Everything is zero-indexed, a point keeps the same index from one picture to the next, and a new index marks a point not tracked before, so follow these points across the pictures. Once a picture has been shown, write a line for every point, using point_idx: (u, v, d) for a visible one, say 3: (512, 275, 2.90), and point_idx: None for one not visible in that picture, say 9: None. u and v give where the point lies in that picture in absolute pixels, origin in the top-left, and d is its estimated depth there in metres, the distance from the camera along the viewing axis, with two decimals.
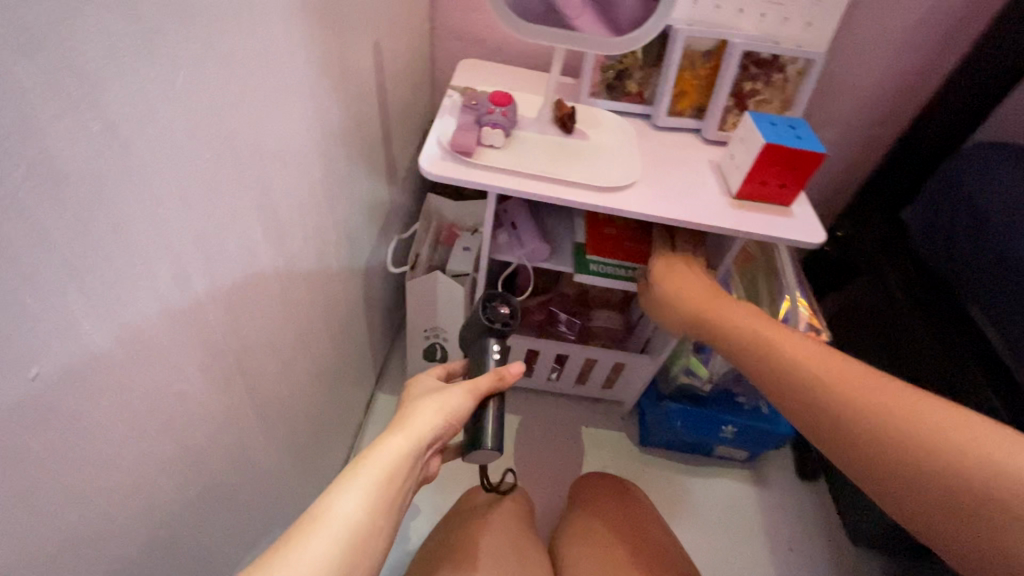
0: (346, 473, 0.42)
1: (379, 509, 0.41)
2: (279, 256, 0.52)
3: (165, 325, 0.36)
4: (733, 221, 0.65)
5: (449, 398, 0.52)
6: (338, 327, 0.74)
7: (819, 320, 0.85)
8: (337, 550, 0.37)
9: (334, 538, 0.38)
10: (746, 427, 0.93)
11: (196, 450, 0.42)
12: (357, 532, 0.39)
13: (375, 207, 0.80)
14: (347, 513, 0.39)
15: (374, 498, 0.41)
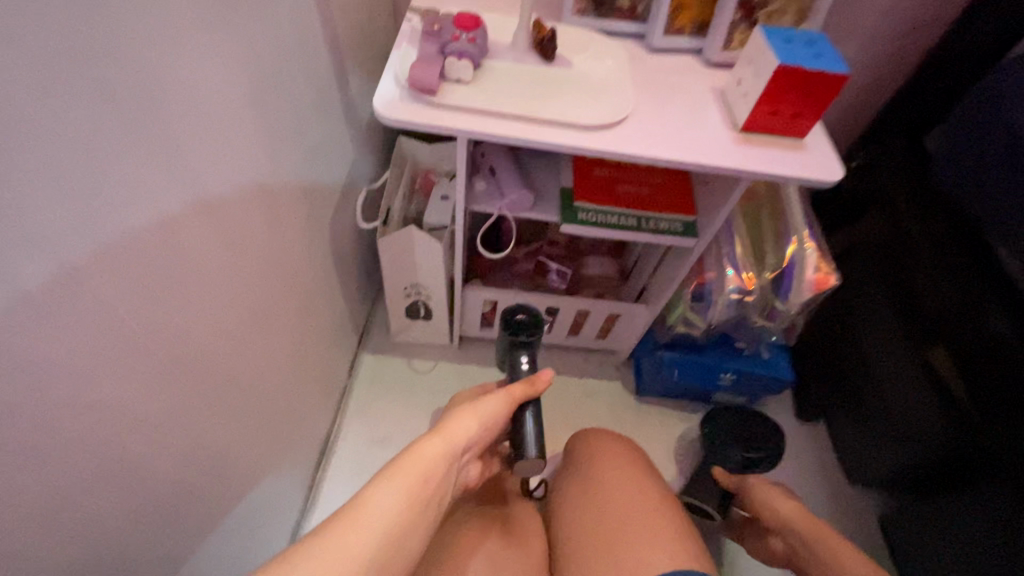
0: (393, 466, 0.44)
1: (414, 507, 0.43)
2: (213, 227, 0.45)
3: (37, 325, 0.30)
4: (738, 159, 0.57)
5: (487, 403, 0.53)
6: (307, 297, 0.68)
7: (827, 261, 0.80)
8: (374, 545, 0.39)
9: (372, 526, 0.39)
10: (746, 373, 0.90)
11: (116, 451, 0.38)
12: (394, 529, 0.40)
13: (337, 157, 0.71)
14: (384, 507, 0.41)
15: (412, 494, 0.43)
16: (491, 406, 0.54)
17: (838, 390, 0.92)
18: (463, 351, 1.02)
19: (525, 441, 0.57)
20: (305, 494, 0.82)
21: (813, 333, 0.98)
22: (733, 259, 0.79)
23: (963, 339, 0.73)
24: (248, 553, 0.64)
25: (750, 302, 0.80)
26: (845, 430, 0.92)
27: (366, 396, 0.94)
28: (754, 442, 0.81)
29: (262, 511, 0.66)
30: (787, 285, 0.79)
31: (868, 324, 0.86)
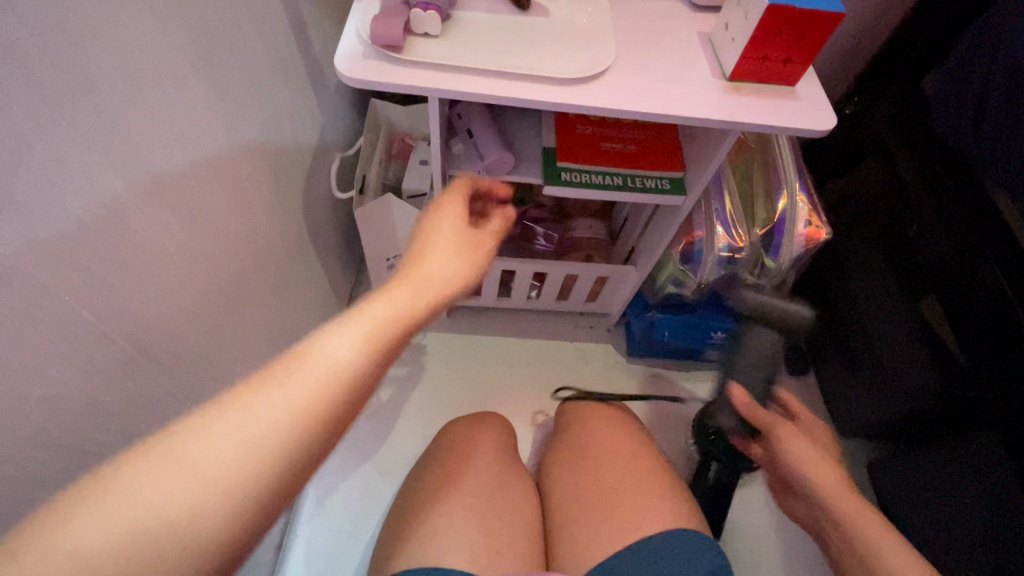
0: (353, 311, 0.34)
1: (379, 358, 0.33)
2: (167, 207, 0.42)
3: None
4: (727, 111, 0.54)
5: (473, 251, 0.44)
6: (282, 273, 0.66)
7: (819, 215, 0.78)
8: (319, 407, 0.30)
9: (324, 379, 0.30)
10: (737, 331, 0.89)
11: (77, 446, 0.37)
12: (349, 378, 0.31)
13: (305, 123, 0.67)
14: (340, 355, 0.31)
15: (375, 339, 0.33)
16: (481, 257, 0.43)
17: (831, 341, 0.92)
18: (452, 320, 1.00)
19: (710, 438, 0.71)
20: None
21: (804, 287, 0.97)
22: (722, 216, 0.77)
23: (955, 295, 0.72)
24: None
25: (741, 259, 0.78)
26: (834, 380, 0.92)
27: None
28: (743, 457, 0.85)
29: None
30: (777, 240, 0.77)
31: (861, 276, 0.85)
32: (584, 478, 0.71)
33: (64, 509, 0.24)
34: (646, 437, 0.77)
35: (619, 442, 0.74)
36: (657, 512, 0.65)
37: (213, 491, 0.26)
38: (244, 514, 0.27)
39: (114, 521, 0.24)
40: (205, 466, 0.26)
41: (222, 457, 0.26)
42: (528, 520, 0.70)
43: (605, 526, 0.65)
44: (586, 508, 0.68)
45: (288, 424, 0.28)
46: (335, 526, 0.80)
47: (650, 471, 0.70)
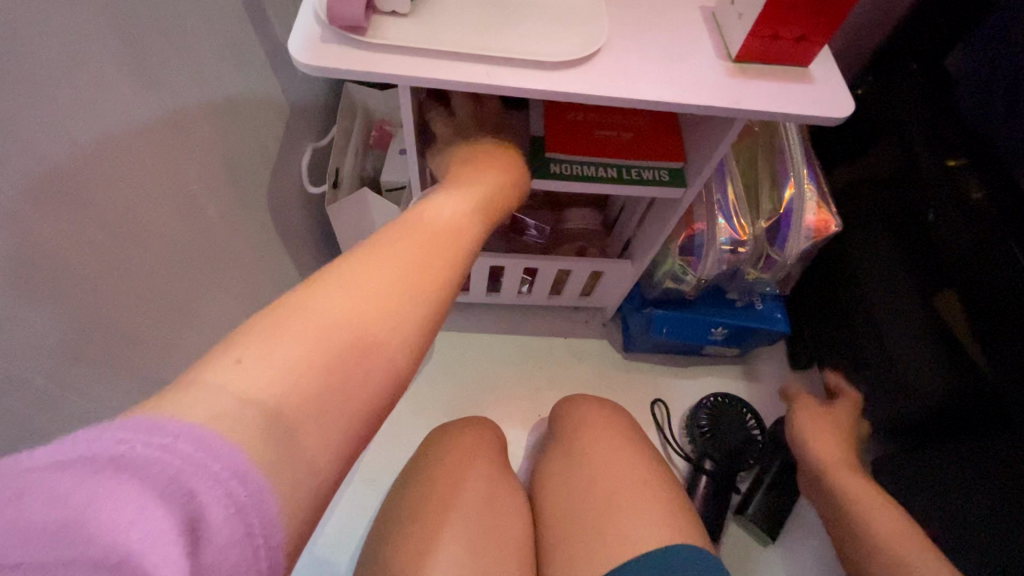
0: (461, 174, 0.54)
1: (482, 215, 0.48)
2: (74, 212, 0.37)
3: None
4: (733, 96, 0.48)
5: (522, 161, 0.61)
6: (243, 277, 0.61)
7: (827, 204, 0.73)
8: (441, 237, 0.41)
9: (443, 224, 0.43)
10: (739, 326, 0.85)
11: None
12: (460, 226, 0.44)
13: (267, 113, 0.62)
14: (455, 212, 0.46)
15: (488, 205, 0.51)
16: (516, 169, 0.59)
17: (833, 338, 0.87)
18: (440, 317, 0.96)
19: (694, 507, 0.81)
20: None
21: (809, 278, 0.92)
22: (724, 207, 0.72)
23: (972, 279, 0.68)
24: None
25: (743, 253, 0.73)
26: (836, 376, 0.88)
27: None
28: (738, 456, 0.83)
29: None
30: (783, 232, 0.72)
31: (867, 266, 0.80)
32: (576, 487, 0.68)
33: (268, 319, 0.30)
34: (643, 442, 0.73)
35: (617, 444, 0.71)
36: (653, 524, 0.61)
37: (362, 303, 0.33)
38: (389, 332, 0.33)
39: (313, 313, 0.31)
40: (369, 274, 0.34)
41: (383, 269, 0.35)
42: (519, 535, 0.66)
43: (593, 542, 0.62)
44: (575, 522, 0.65)
45: (419, 255, 0.38)
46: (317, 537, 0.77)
47: (648, 478, 0.67)
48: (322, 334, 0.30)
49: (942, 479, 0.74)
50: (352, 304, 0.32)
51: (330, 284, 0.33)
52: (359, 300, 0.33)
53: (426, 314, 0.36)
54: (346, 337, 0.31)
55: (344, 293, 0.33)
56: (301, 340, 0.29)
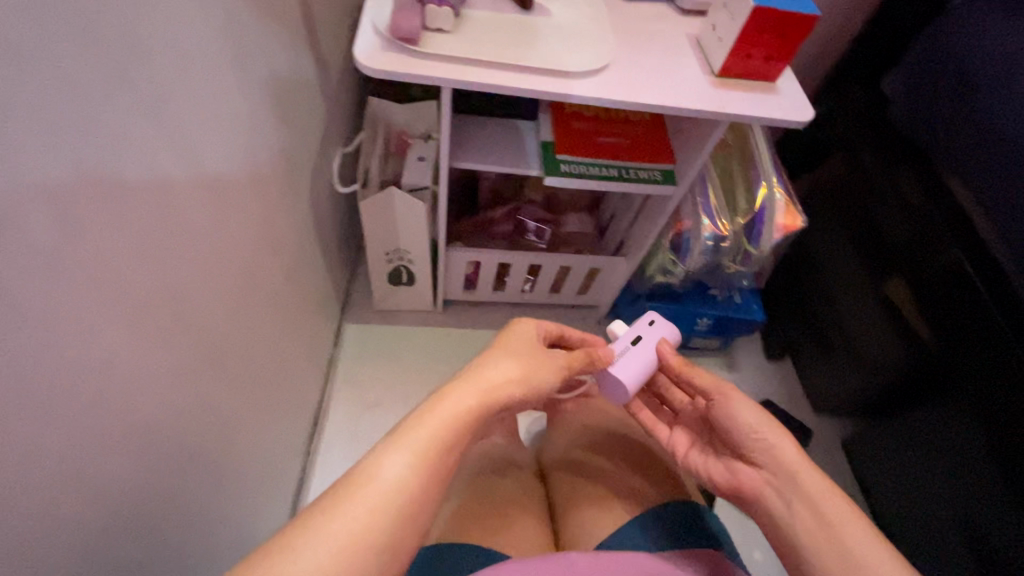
0: (494, 353, 0.56)
1: (494, 396, 0.51)
2: (190, 178, 0.43)
3: (32, 278, 0.29)
4: (717, 102, 0.59)
5: (546, 358, 0.57)
6: (287, 263, 0.67)
7: (793, 205, 0.84)
8: (484, 397, 0.50)
9: (488, 391, 0.51)
10: (721, 317, 0.95)
11: (125, 420, 0.38)
12: (505, 388, 0.52)
13: (309, 119, 0.70)
14: (500, 375, 0.52)
15: (521, 373, 0.54)
16: (540, 360, 0.56)
17: (808, 324, 0.98)
18: (447, 314, 1.02)
19: None
20: (300, 465, 0.82)
21: (779, 270, 1.04)
22: (706, 208, 0.82)
23: (918, 269, 0.78)
24: (250, 517, 0.65)
25: (725, 248, 0.83)
26: (812, 359, 0.99)
27: (355, 364, 0.94)
28: None
29: (262, 475, 0.68)
30: (758, 229, 0.83)
31: (833, 258, 0.92)
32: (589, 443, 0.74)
33: (347, 485, 0.40)
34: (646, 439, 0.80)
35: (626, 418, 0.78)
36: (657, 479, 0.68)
37: (405, 476, 0.41)
38: (408, 485, 0.41)
39: (376, 490, 0.40)
40: (423, 441, 0.44)
41: (428, 432, 0.45)
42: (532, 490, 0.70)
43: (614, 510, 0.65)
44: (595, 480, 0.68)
45: (452, 429, 0.46)
46: None
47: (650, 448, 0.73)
48: (372, 507, 0.39)
49: (909, 444, 0.84)
50: (404, 481, 0.41)
51: (389, 456, 0.42)
52: (405, 458, 0.42)
53: (422, 469, 0.43)
54: (386, 499, 0.40)
55: (413, 441, 0.44)
56: (362, 510, 0.39)
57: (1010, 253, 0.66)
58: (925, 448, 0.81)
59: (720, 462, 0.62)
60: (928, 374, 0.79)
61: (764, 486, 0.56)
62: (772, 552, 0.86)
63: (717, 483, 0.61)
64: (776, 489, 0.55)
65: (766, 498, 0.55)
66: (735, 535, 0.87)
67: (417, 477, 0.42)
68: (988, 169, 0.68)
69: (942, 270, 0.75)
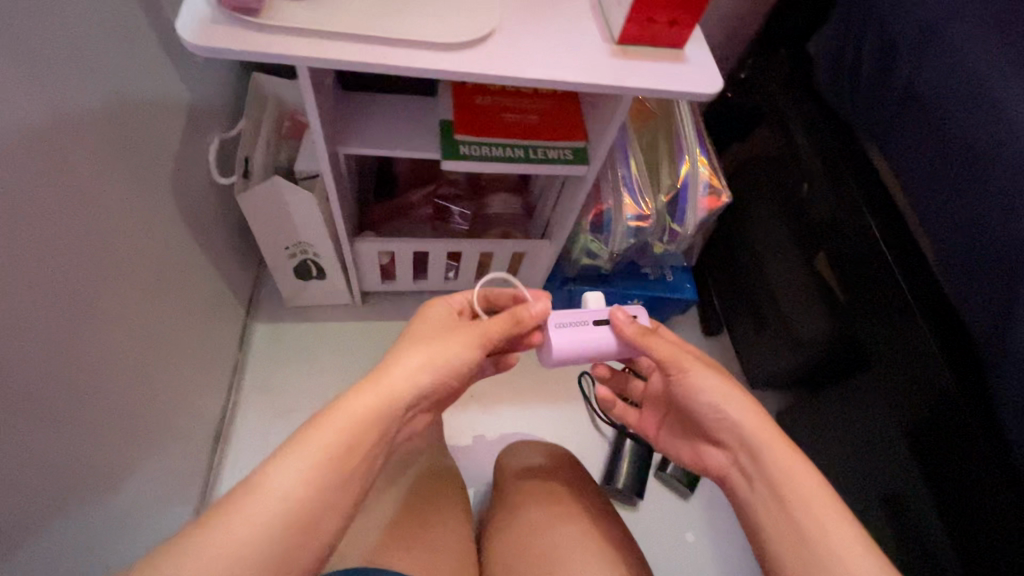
0: (406, 343, 0.52)
1: (402, 388, 0.48)
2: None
3: None
4: (616, 75, 0.52)
5: (463, 336, 0.53)
6: (149, 272, 0.60)
7: (718, 178, 0.79)
8: (387, 391, 0.47)
9: (392, 385, 0.47)
10: (652, 297, 0.91)
11: None
12: (412, 377, 0.49)
13: (163, 103, 0.60)
14: (409, 365, 0.49)
15: (432, 358, 0.50)
16: (454, 339, 0.52)
17: (743, 300, 0.95)
18: (367, 307, 0.96)
19: (619, 473, 0.86)
20: (203, 482, 0.76)
21: (714, 244, 1.01)
22: (627, 184, 0.77)
23: (844, 247, 0.76)
24: (128, 553, 0.59)
25: (649, 227, 0.79)
26: (746, 335, 0.96)
27: (266, 367, 0.88)
28: None
29: (144, 504, 0.62)
30: (682, 206, 0.78)
31: (764, 233, 0.88)
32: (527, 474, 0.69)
33: (233, 499, 0.39)
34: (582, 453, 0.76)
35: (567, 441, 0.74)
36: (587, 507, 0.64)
37: (298, 484, 0.40)
38: (301, 496, 0.40)
39: (264, 505, 0.38)
40: (315, 444, 0.42)
41: (322, 435, 0.42)
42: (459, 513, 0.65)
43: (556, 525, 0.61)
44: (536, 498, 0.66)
45: (350, 429, 0.44)
46: None
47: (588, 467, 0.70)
48: (263, 523, 0.38)
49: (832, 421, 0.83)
50: (297, 487, 0.40)
51: (283, 466, 0.40)
52: (299, 467, 0.41)
53: (321, 472, 0.41)
54: (279, 509, 0.39)
55: (309, 446, 0.42)
56: (247, 522, 0.37)
57: (933, 233, 0.63)
58: (845, 426, 0.80)
59: (689, 441, 0.64)
60: (849, 354, 0.77)
61: (729, 465, 0.57)
62: (705, 532, 0.86)
63: (686, 461, 0.64)
64: (739, 467, 0.56)
65: (731, 477, 0.57)
66: (666, 518, 0.86)
67: (311, 484, 0.40)
68: (915, 143, 0.65)
69: (862, 243, 0.73)
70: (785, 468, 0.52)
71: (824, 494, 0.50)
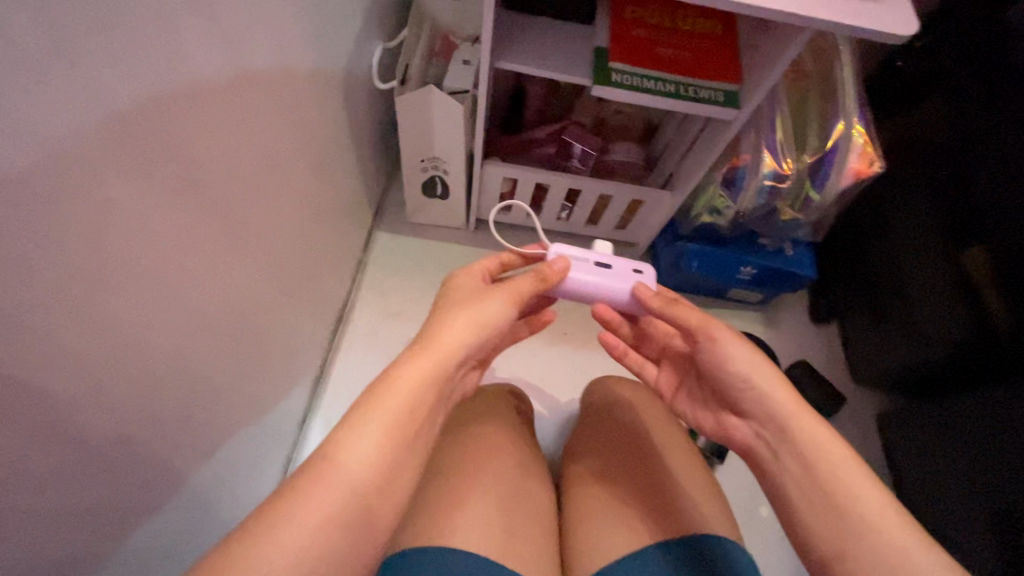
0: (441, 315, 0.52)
1: (444, 354, 0.48)
2: (216, 37, 0.42)
3: (53, 112, 0.29)
4: (803, 6, 0.50)
5: (489, 301, 0.53)
6: (316, 156, 0.66)
7: (874, 148, 0.74)
8: (440, 364, 0.47)
9: (440, 351, 0.48)
10: (767, 268, 0.88)
11: (144, 272, 0.39)
12: (456, 346, 0.49)
13: (349, 1, 0.66)
14: (453, 333, 0.50)
15: (474, 321, 0.51)
16: (489, 301, 0.53)
17: (862, 289, 0.90)
18: (479, 234, 1.00)
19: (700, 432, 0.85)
20: (322, 358, 0.85)
21: (842, 225, 0.95)
22: (770, 141, 0.74)
23: (1010, 241, 0.69)
24: (268, 398, 0.69)
25: (784, 191, 0.76)
26: (861, 326, 0.91)
27: (383, 272, 0.95)
28: None
29: (284, 360, 0.71)
30: (825, 172, 0.74)
31: (907, 220, 0.82)
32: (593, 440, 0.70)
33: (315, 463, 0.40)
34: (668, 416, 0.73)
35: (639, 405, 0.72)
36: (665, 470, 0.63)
37: (377, 449, 0.41)
38: (378, 463, 0.41)
39: (344, 469, 0.39)
40: (378, 409, 0.43)
41: (394, 403, 0.43)
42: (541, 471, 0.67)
43: (625, 523, 0.59)
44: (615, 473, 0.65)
45: (410, 398, 0.44)
46: None
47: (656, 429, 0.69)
48: (340, 484, 0.39)
49: (959, 424, 0.77)
50: (372, 454, 0.41)
51: (357, 432, 0.41)
52: (379, 434, 0.42)
53: (394, 445, 0.42)
54: (361, 476, 0.40)
55: (378, 416, 0.42)
56: (331, 487, 0.38)
57: None
58: (978, 431, 0.75)
59: (713, 412, 0.59)
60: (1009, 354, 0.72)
61: (756, 438, 0.53)
62: None
63: (704, 427, 0.60)
64: (768, 441, 0.51)
65: (758, 451, 0.52)
66: (742, 487, 0.85)
67: (386, 450, 0.41)
68: None
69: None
70: (817, 446, 0.48)
71: (859, 472, 0.46)
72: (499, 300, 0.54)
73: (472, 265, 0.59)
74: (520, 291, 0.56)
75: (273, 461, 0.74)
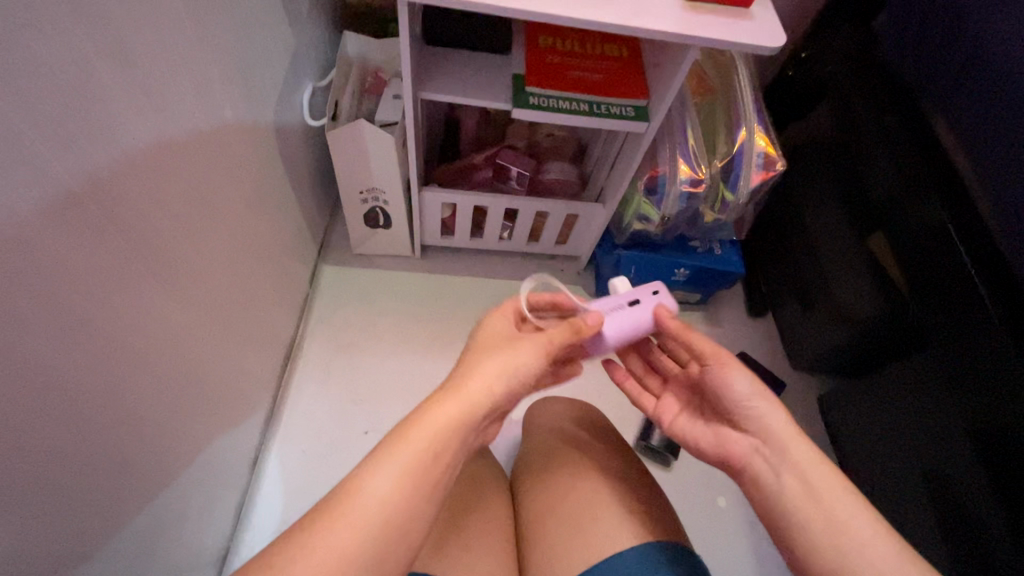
0: (473, 360, 0.51)
1: (474, 401, 0.47)
2: (134, 82, 0.44)
3: None
4: (685, 26, 0.56)
5: (519, 350, 0.51)
6: (252, 193, 0.67)
7: (775, 149, 0.82)
8: (467, 411, 0.46)
9: (466, 401, 0.46)
10: (699, 268, 0.93)
11: (68, 312, 0.39)
12: (484, 393, 0.48)
13: (275, 45, 0.69)
14: (482, 383, 0.48)
15: (504, 373, 0.49)
16: (519, 350, 0.51)
17: (790, 280, 0.96)
18: (425, 260, 1.03)
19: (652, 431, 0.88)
20: (273, 395, 0.84)
21: (761, 222, 1.02)
22: (683, 150, 0.80)
23: (899, 220, 0.76)
24: (218, 438, 0.68)
25: (701, 194, 0.82)
26: (791, 315, 0.97)
27: (331, 305, 0.95)
28: None
29: (232, 399, 0.70)
30: (736, 174, 0.81)
31: (820, 212, 0.89)
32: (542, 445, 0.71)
33: (336, 500, 0.40)
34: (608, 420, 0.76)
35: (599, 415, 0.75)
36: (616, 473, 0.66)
37: (397, 490, 0.41)
38: (398, 505, 0.40)
39: (364, 506, 0.39)
40: (403, 450, 0.43)
41: (419, 444, 0.43)
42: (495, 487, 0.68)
43: (582, 530, 0.59)
44: (575, 476, 0.64)
45: (436, 441, 0.44)
46: (313, 448, 0.84)
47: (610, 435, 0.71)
48: (359, 528, 0.39)
49: (886, 396, 0.83)
50: (392, 493, 0.40)
51: (381, 472, 0.41)
52: (399, 472, 0.41)
53: (415, 486, 0.42)
54: (385, 516, 0.40)
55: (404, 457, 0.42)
56: (350, 527, 0.38)
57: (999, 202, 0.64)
58: (901, 400, 0.80)
59: (711, 428, 0.58)
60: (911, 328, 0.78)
61: (754, 454, 0.52)
62: (736, 498, 0.87)
63: (701, 448, 0.58)
64: (767, 458, 0.51)
65: (754, 466, 0.52)
66: (699, 480, 0.88)
67: (405, 490, 0.41)
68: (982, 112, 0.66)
69: (912, 218, 0.73)
70: (817, 470, 0.49)
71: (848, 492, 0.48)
72: (526, 351, 0.51)
73: (505, 307, 0.57)
74: (552, 341, 0.53)
75: (224, 506, 0.72)
